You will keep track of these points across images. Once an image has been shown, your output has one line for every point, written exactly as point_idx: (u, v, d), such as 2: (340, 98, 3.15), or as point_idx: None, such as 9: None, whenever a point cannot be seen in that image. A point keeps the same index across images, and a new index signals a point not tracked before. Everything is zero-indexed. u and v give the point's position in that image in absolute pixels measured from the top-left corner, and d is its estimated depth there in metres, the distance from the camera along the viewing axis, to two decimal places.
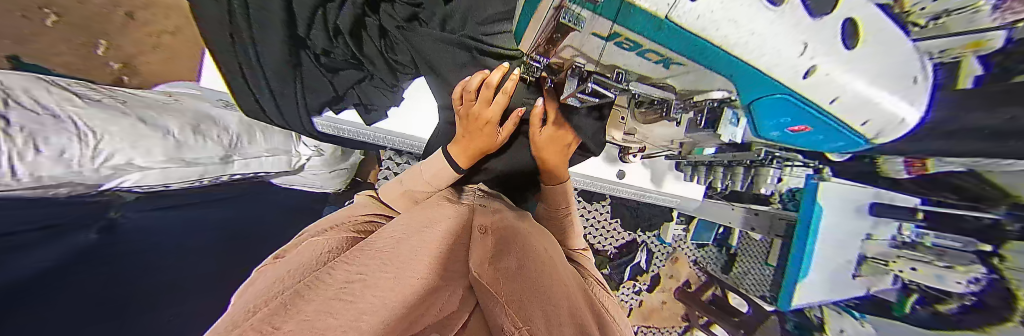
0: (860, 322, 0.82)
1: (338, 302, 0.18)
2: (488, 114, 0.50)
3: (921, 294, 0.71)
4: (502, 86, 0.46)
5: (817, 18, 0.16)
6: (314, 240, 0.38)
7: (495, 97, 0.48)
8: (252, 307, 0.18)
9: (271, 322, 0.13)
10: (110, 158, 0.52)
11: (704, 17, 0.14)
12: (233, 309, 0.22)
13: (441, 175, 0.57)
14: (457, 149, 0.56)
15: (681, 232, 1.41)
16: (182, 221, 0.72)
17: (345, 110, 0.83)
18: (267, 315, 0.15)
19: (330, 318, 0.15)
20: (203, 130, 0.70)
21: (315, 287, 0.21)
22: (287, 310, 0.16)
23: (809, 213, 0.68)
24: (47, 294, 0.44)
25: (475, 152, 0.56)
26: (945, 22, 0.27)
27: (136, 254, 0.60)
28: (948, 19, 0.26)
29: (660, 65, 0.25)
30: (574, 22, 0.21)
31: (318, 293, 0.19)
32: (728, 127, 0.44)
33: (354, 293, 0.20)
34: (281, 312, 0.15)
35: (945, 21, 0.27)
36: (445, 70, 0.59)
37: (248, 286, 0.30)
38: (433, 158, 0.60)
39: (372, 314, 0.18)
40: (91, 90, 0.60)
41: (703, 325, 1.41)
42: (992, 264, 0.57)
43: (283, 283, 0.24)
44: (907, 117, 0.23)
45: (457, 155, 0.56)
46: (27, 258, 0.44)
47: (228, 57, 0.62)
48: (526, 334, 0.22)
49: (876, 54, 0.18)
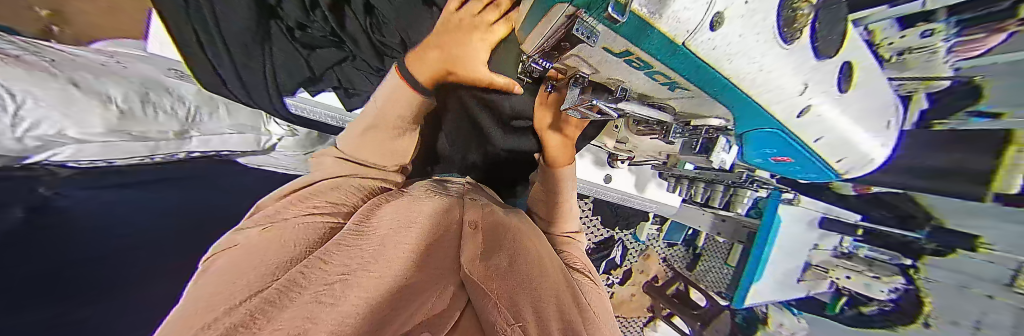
0: (798, 318, 0.94)
1: (315, 306, 0.17)
2: (485, 33, 0.41)
3: (849, 297, 0.82)
4: (509, 13, 0.40)
5: (820, 60, 0.16)
6: (278, 225, 0.35)
7: (498, 21, 0.41)
8: (207, 318, 0.16)
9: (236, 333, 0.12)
10: (35, 128, 0.48)
11: (721, 49, 0.14)
12: (174, 320, 0.19)
13: (398, 101, 0.49)
14: (421, 57, 0.46)
15: (654, 231, 1.50)
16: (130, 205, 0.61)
17: (321, 93, 0.73)
18: (231, 329, 0.13)
19: (308, 323, 0.14)
20: (154, 99, 0.66)
21: (288, 292, 0.19)
22: (257, 320, 0.14)
23: (769, 221, 0.74)
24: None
25: (440, 70, 0.47)
26: (908, 58, 0.34)
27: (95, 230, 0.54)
28: (910, 56, 0.34)
29: (665, 87, 0.25)
30: (587, 35, 0.19)
31: (292, 299, 0.18)
32: (721, 153, 0.42)
33: (334, 296, 0.19)
34: (248, 321, 0.14)
35: (907, 57, 0.34)
36: None
37: (193, 285, 0.26)
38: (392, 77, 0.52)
39: (356, 318, 0.16)
40: (10, 44, 0.53)
41: (665, 316, 1.54)
42: (910, 275, 0.66)
43: (238, 286, 0.22)
44: (875, 156, 0.25)
45: (416, 68, 0.47)
46: None
47: (183, 25, 0.57)
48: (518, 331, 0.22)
49: (858, 97, 0.20)
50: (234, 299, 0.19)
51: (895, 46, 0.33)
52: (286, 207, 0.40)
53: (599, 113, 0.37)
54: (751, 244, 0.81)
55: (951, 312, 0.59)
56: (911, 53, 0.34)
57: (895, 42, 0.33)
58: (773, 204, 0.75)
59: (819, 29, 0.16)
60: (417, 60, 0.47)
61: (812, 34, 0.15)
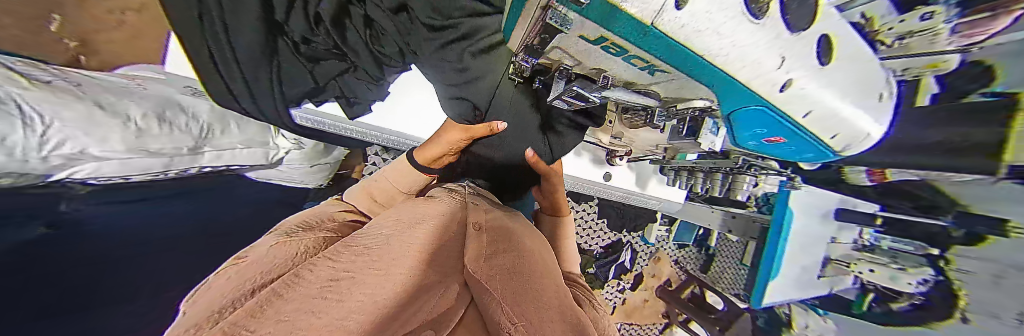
0: (824, 319, 0.89)
1: (320, 301, 0.17)
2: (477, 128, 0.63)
3: (876, 293, 0.79)
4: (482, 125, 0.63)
5: (793, 33, 0.17)
6: (254, 244, 0.34)
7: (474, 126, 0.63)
8: (220, 304, 0.18)
9: (244, 324, 0.11)
10: (60, 147, 0.45)
11: (689, 26, 0.15)
12: (184, 314, 0.20)
13: (408, 178, 0.58)
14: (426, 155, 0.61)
15: (663, 233, 1.46)
16: (138, 221, 0.61)
17: (324, 102, 0.79)
18: (239, 316, 0.13)
19: (312, 318, 0.13)
20: (170, 117, 0.62)
21: (294, 287, 0.20)
22: (263, 311, 0.14)
23: (780, 215, 0.72)
24: None
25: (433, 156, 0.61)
26: (909, 42, 0.40)
27: (90, 248, 0.53)
28: (911, 40, 0.39)
29: (645, 72, 0.26)
30: (561, 23, 0.21)
31: (299, 292, 0.18)
32: (708, 134, 0.45)
33: (340, 291, 0.19)
34: (255, 313, 0.14)
35: (909, 41, 0.39)
36: (435, 57, 0.60)
37: (218, 274, 0.27)
38: (398, 163, 0.62)
39: (361, 312, 0.16)
40: (38, 69, 0.52)
41: (682, 322, 1.48)
42: (940, 266, 0.64)
43: (250, 283, 0.23)
44: (871, 132, 0.25)
45: (421, 156, 0.60)
46: None
47: (197, 43, 0.57)
48: (520, 326, 0.19)
49: (842, 68, 0.20)
50: (244, 293, 0.20)
51: (896, 30, 0.39)
52: (319, 220, 0.44)
53: (583, 102, 0.39)
54: (764, 239, 0.78)
55: (988, 306, 0.56)
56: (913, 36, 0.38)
57: (894, 27, 0.39)
58: (783, 197, 0.73)
59: (788, 4, 0.17)
60: (425, 153, 0.61)
61: (781, 8, 0.16)
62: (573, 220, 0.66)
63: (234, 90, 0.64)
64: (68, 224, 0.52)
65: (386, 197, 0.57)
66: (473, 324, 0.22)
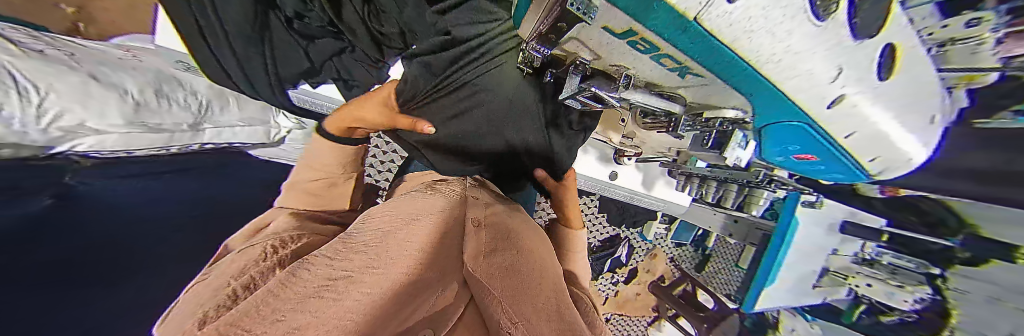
0: (812, 324, 0.94)
1: (316, 300, 0.16)
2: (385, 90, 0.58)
3: (868, 305, 0.84)
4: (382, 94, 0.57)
5: (858, 41, 0.15)
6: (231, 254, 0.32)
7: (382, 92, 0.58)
8: (209, 308, 0.17)
9: (240, 324, 0.10)
10: (59, 119, 0.44)
11: (738, 27, 0.13)
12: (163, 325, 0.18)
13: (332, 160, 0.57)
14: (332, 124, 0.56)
15: (662, 230, 1.43)
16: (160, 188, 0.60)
17: (323, 84, 0.76)
18: (231, 318, 0.12)
19: (308, 316, 0.12)
20: (168, 92, 0.61)
21: (291, 286, 0.19)
22: (260, 311, 0.13)
23: (785, 225, 0.70)
24: (44, 240, 0.39)
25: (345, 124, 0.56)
26: (949, 51, 0.32)
27: (116, 211, 0.51)
28: (952, 49, 0.31)
29: (675, 74, 0.25)
30: (585, 12, 0.19)
31: (295, 291, 0.18)
32: (735, 149, 0.41)
33: (337, 290, 0.17)
34: (251, 313, 0.13)
35: (949, 50, 0.31)
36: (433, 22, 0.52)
37: (202, 278, 0.27)
38: (316, 145, 0.58)
39: (360, 307, 0.15)
40: (29, 37, 0.50)
41: (670, 316, 1.53)
42: (937, 285, 0.68)
43: (229, 287, 0.22)
44: (905, 150, 0.25)
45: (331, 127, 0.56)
46: (16, 209, 0.38)
47: (184, 18, 0.57)
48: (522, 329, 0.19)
49: (896, 83, 0.19)
50: (230, 297, 0.19)
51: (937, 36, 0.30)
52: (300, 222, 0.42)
53: (601, 104, 0.37)
54: (765, 246, 0.77)
55: (982, 324, 0.61)
56: (952, 45, 0.31)
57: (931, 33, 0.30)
58: (790, 205, 0.70)
59: (859, 6, 0.15)
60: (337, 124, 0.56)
61: (851, 9, 0.14)
62: (585, 234, 0.69)
63: (228, 70, 0.64)
64: (79, 192, 0.49)
65: (324, 187, 0.56)
66: (472, 323, 0.22)
